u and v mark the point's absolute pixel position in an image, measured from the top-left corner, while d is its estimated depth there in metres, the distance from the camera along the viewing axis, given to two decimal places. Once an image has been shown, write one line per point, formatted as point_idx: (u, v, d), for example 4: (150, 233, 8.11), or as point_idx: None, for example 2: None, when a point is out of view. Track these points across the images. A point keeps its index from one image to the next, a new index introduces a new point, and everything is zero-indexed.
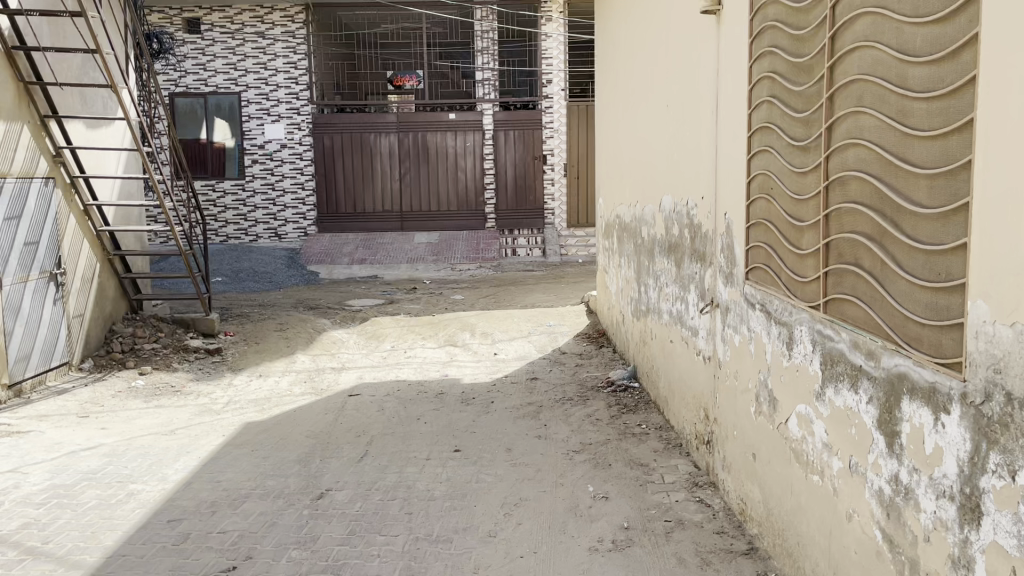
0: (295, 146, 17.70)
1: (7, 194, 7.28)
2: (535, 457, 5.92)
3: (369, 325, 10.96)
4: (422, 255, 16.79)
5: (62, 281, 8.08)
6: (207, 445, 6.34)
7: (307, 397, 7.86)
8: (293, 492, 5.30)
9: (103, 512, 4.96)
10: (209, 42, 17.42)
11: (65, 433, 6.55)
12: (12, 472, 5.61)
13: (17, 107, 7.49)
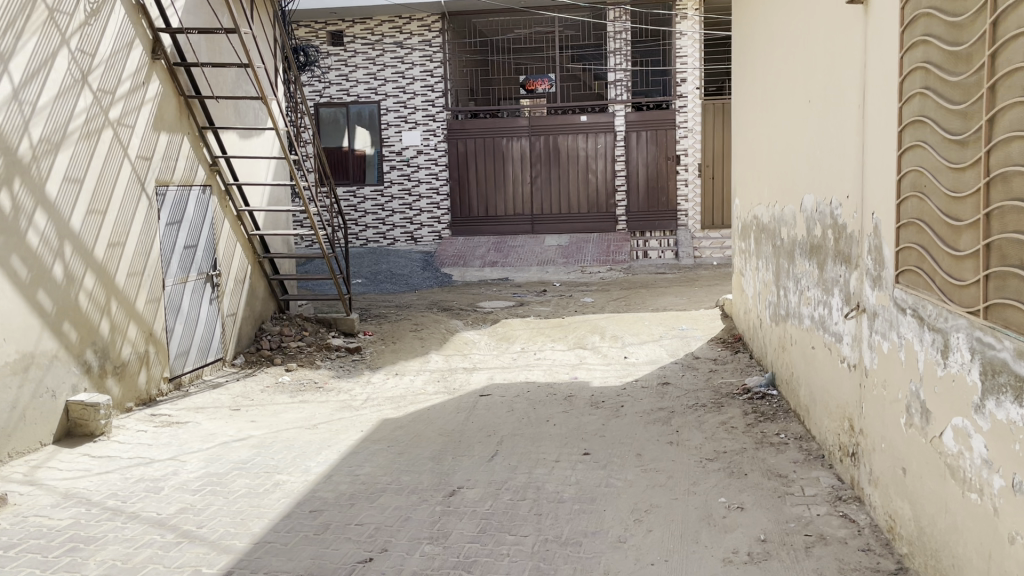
0: (431, 152, 18.19)
1: (170, 200, 7.86)
2: (667, 464, 5.80)
3: (500, 327, 11.09)
4: (553, 257, 16.85)
5: (217, 281, 8.64)
6: (346, 439, 6.61)
7: (439, 396, 8.05)
8: (426, 488, 5.43)
9: (252, 500, 5.26)
10: (351, 54, 18.12)
11: (219, 425, 7.00)
12: (172, 460, 6.05)
13: (178, 120, 8.05)
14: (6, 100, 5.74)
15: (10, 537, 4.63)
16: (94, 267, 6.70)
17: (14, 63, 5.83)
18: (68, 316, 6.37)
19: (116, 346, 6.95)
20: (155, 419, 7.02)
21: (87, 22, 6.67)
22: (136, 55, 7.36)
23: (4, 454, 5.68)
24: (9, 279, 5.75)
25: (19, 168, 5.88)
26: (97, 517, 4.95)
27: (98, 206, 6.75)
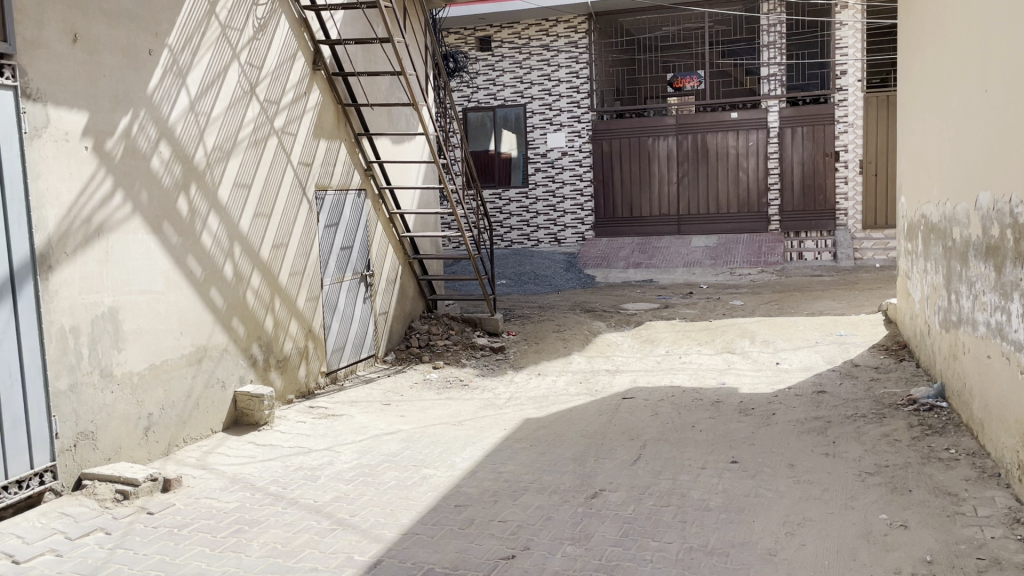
0: (575, 154, 18.21)
1: (328, 204, 8.28)
2: (822, 476, 5.51)
3: (645, 330, 10.94)
4: (700, 259, 16.43)
5: (370, 281, 9.04)
6: (490, 437, 6.73)
7: (582, 397, 8.04)
8: (569, 489, 5.44)
9: (401, 492, 5.45)
10: (498, 58, 18.47)
11: (371, 418, 7.31)
12: (328, 450, 6.38)
13: (336, 127, 8.48)
14: (184, 112, 6.24)
15: (184, 516, 5.02)
16: (260, 266, 7.16)
17: (191, 77, 6.33)
18: (236, 312, 6.84)
19: (279, 341, 7.41)
20: (313, 411, 7.43)
21: (255, 37, 7.14)
22: (298, 67, 7.81)
23: (179, 439, 6.19)
24: (186, 278, 6.26)
25: (195, 174, 6.37)
26: (261, 502, 5.29)
27: (264, 209, 7.21)
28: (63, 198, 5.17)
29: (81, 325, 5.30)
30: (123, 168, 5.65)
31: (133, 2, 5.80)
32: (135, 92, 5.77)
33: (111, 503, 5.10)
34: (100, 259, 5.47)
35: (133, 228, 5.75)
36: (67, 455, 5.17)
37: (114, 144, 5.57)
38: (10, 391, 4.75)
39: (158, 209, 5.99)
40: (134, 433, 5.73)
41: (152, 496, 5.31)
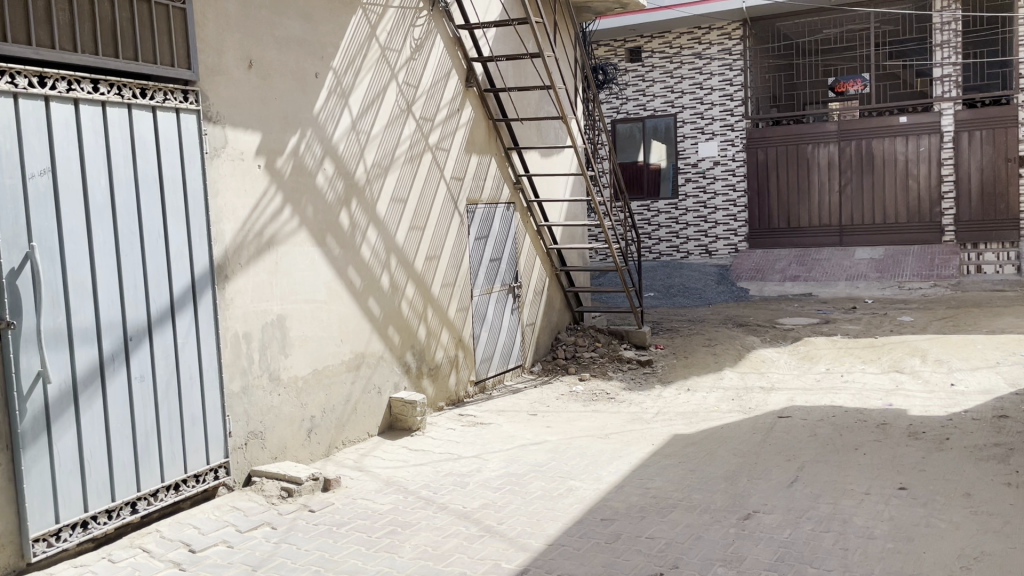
0: (728, 163, 17.71)
1: (478, 217, 8.48)
2: (1004, 508, 5.05)
3: (803, 346, 10.45)
4: (864, 272, 15.52)
5: (518, 293, 9.17)
6: (638, 451, 6.64)
7: (735, 414, 7.78)
8: (720, 509, 5.26)
9: (547, 503, 5.47)
10: (649, 68, 18.32)
11: (518, 428, 7.40)
12: (477, 458, 6.50)
13: (486, 141, 8.68)
14: (346, 130, 6.59)
15: (342, 516, 5.26)
16: (414, 277, 7.43)
17: (354, 97, 6.67)
18: (392, 321, 7.13)
19: (431, 349, 7.65)
20: (462, 418, 7.61)
21: (412, 57, 7.44)
22: (452, 84, 8.07)
23: (339, 441, 6.50)
24: (346, 288, 6.59)
25: (356, 191, 6.71)
26: (413, 505, 5.47)
27: (418, 223, 7.48)
28: (239, 213, 5.58)
29: (253, 331, 5.69)
30: (291, 184, 6.03)
31: (303, 29, 6.18)
32: (303, 113, 6.14)
33: (277, 499, 5.42)
34: (271, 269, 5.86)
35: (300, 241, 6.13)
36: (239, 453, 5.55)
37: (284, 162, 5.96)
38: (191, 390, 5.16)
39: (323, 223, 6.34)
40: (299, 434, 6.08)
41: (313, 495, 5.59)
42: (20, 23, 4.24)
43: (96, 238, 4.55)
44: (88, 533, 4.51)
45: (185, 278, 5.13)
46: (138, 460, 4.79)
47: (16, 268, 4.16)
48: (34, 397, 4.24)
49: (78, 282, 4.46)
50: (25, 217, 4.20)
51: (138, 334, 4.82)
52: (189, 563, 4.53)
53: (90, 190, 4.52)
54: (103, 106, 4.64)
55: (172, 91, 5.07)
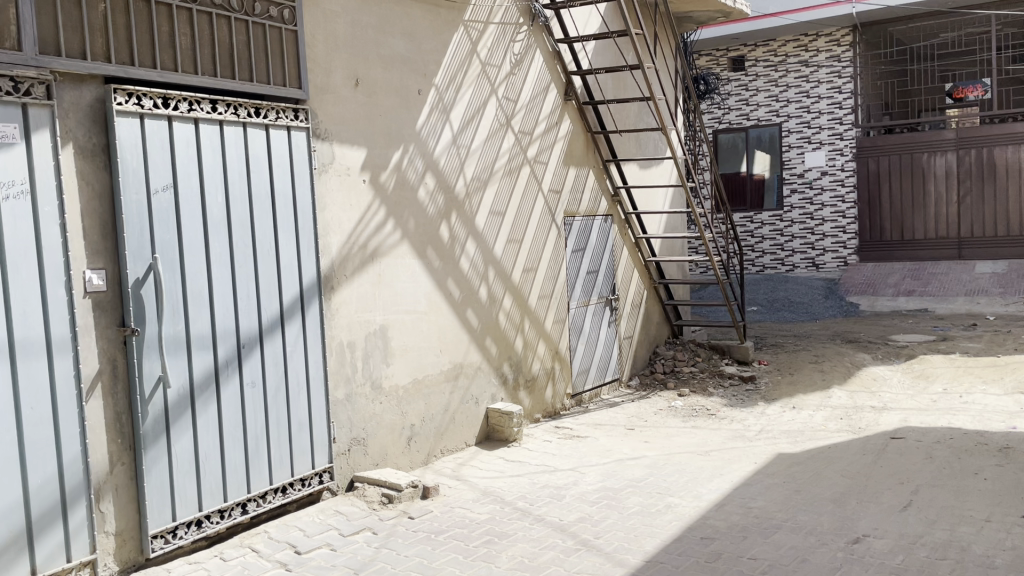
0: (837, 173, 17.09)
1: (576, 229, 8.49)
2: None
3: (917, 364, 9.95)
4: (985, 287, 14.66)
5: (615, 306, 9.11)
6: (739, 469, 6.46)
7: (842, 434, 7.48)
8: (827, 531, 5.06)
9: (645, 519, 5.39)
10: (752, 77, 17.95)
11: (616, 442, 7.33)
12: (573, 471, 6.48)
13: (584, 154, 8.68)
14: (447, 145, 6.72)
15: (440, 523, 5.34)
16: (512, 289, 7.49)
17: (454, 113, 6.80)
18: (490, 333, 7.21)
19: (528, 361, 7.69)
20: (559, 431, 7.60)
21: (512, 72, 7.54)
22: (551, 97, 8.12)
23: (437, 450, 6.61)
24: (446, 299, 6.71)
25: (456, 204, 6.83)
26: (509, 516, 5.49)
27: (516, 235, 7.54)
28: (344, 226, 5.77)
29: (356, 340, 5.87)
30: (394, 198, 6.19)
31: (407, 48, 6.36)
32: (406, 129, 6.31)
33: (378, 505, 5.55)
34: (374, 280, 6.03)
35: (403, 253, 6.28)
36: (342, 459, 5.72)
37: (387, 176, 6.13)
38: (298, 397, 5.35)
39: (424, 235, 6.48)
40: (399, 441, 6.21)
41: (413, 502, 5.69)
42: (146, 49, 4.53)
43: (213, 250, 4.79)
44: (202, 531, 4.73)
45: (294, 289, 5.33)
46: (249, 462, 5.00)
47: (140, 278, 4.42)
48: (155, 401, 4.49)
49: (196, 291, 4.71)
50: (149, 230, 4.47)
51: (250, 342, 5.04)
52: (295, 563, 4.68)
53: (207, 205, 4.77)
54: (220, 125, 4.89)
55: (284, 109, 5.30)
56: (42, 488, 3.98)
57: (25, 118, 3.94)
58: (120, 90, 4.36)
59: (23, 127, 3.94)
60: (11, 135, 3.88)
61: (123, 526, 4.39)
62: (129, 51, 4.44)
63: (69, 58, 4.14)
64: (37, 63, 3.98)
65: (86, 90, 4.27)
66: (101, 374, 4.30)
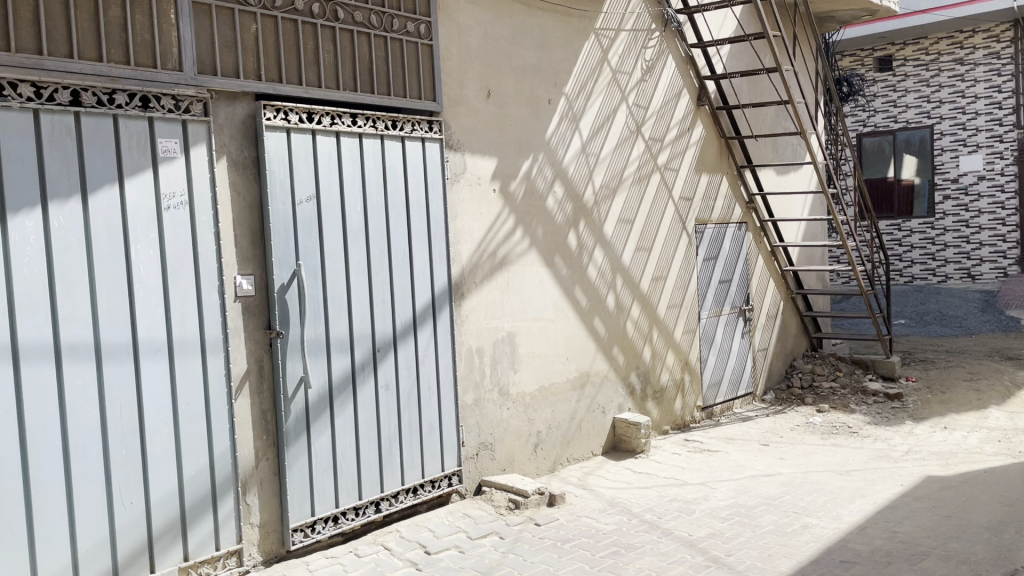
0: (996, 177, 15.90)
1: (708, 237, 8.30)
2: None
3: None
4: None
5: (749, 316, 8.82)
6: (883, 491, 6.10)
7: (1001, 458, 6.92)
8: (982, 561, 4.69)
9: (780, 538, 5.18)
10: (900, 78, 17.02)
11: (748, 458, 7.08)
12: (704, 485, 6.31)
13: (717, 160, 8.47)
14: (577, 153, 6.73)
15: (566, 532, 5.32)
16: (641, 298, 7.40)
17: (584, 121, 6.80)
18: (617, 341, 7.15)
19: (656, 372, 7.58)
20: (688, 444, 7.44)
21: (643, 78, 7.46)
22: (683, 103, 7.99)
23: (563, 458, 6.61)
24: (573, 307, 6.72)
25: (585, 212, 6.82)
26: (637, 528, 5.41)
27: (645, 243, 7.45)
28: (475, 234, 5.89)
29: (485, 346, 5.96)
30: (524, 207, 6.26)
31: (538, 58, 6.42)
32: (536, 138, 6.36)
33: (505, 510, 5.60)
34: (503, 288, 6.11)
35: (531, 261, 6.34)
36: (471, 463, 5.82)
37: (517, 185, 6.20)
38: (429, 401, 5.49)
39: (552, 243, 6.51)
40: (525, 448, 6.26)
41: (539, 509, 5.70)
42: (293, 66, 4.79)
43: (351, 257, 4.99)
44: (338, 527, 4.92)
45: (426, 295, 5.48)
46: (382, 462, 5.17)
47: (285, 284, 4.66)
48: (297, 400, 4.72)
49: (335, 297, 4.92)
50: (294, 238, 4.71)
51: (385, 346, 5.21)
52: (425, 563, 4.78)
53: (346, 213, 4.97)
54: (360, 137, 5.09)
55: (419, 121, 5.46)
56: (195, 479, 4.26)
57: (185, 133, 4.26)
58: (269, 106, 4.63)
59: (183, 142, 4.25)
60: (172, 149, 4.19)
61: (266, 518, 4.63)
62: (277, 69, 4.71)
63: (224, 77, 4.43)
64: (196, 82, 4.28)
65: (238, 107, 4.56)
66: (249, 373, 4.56)
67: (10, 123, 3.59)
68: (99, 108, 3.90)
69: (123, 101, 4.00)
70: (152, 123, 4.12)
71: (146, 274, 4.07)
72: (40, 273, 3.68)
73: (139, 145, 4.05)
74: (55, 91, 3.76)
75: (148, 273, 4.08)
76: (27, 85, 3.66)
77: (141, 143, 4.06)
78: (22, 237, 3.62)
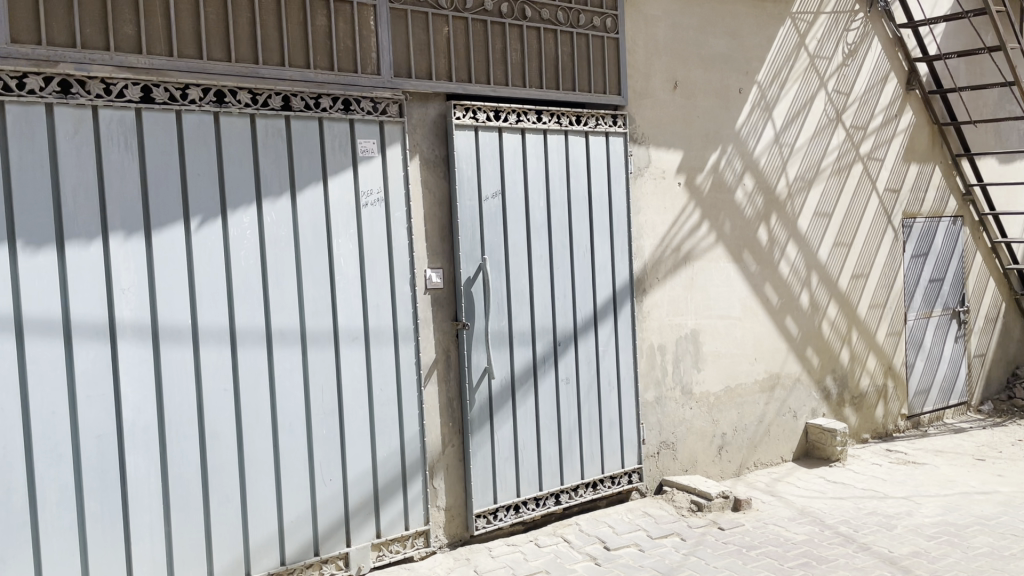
0: None
1: (917, 232, 7.66)
2: None
3: None
4: None
5: (964, 318, 8.04)
6: None
7: None
8: None
9: (995, 562, 4.68)
10: None
11: (959, 472, 6.47)
12: (907, 500, 5.83)
13: (929, 149, 7.80)
14: (770, 143, 6.44)
15: (752, 538, 5.11)
16: (839, 297, 6.97)
17: (778, 110, 6.49)
18: (812, 342, 6.79)
19: (855, 376, 7.11)
20: (890, 454, 6.92)
21: (845, 63, 7.00)
22: (889, 88, 7.42)
23: (750, 462, 6.37)
24: (764, 306, 6.44)
25: (777, 205, 6.51)
26: (830, 540, 5.10)
27: (845, 238, 7.00)
28: (659, 229, 5.80)
29: (668, 344, 5.86)
30: (710, 201, 6.08)
31: (728, 46, 6.20)
32: (726, 129, 6.15)
33: (687, 511, 5.47)
34: (687, 285, 5.98)
35: (718, 257, 6.14)
36: (652, 461, 5.75)
37: (704, 178, 6.04)
38: (609, 396, 5.46)
39: (741, 239, 6.27)
40: (709, 449, 6.09)
41: (723, 513, 5.51)
42: (482, 66, 4.93)
43: (534, 252, 5.07)
44: (519, 516, 5.02)
45: (608, 290, 5.45)
46: (562, 454, 5.21)
47: (471, 277, 4.81)
48: (481, 389, 4.85)
49: (518, 291, 5.01)
50: (480, 233, 4.85)
51: (566, 340, 5.24)
52: (604, 559, 4.77)
53: (530, 209, 5.05)
54: (544, 134, 5.15)
55: (604, 116, 5.45)
56: (387, 460, 4.50)
57: (382, 134, 4.50)
58: (459, 105, 4.79)
59: (380, 142, 4.49)
60: (370, 149, 4.44)
61: (451, 503, 4.81)
62: (467, 69, 4.86)
63: (417, 79, 4.64)
64: (392, 85, 4.52)
65: (431, 107, 4.75)
66: (437, 362, 4.76)
67: (230, 127, 3.95)
68: (306, 112, 4.21)
69: (327, 104, 4.29)
70: (353, 125, 4.38)
71: (346, 267, 4.34)
72: (254, 265, 4.03)
73: (341, 145, 4.33)
74: (269, 97, 4.09)
75: (348, 266, 4.35)
76: (246, 92, 4.01)
77: (343, 144, 4.33)
78: (239, 232, 3.98)
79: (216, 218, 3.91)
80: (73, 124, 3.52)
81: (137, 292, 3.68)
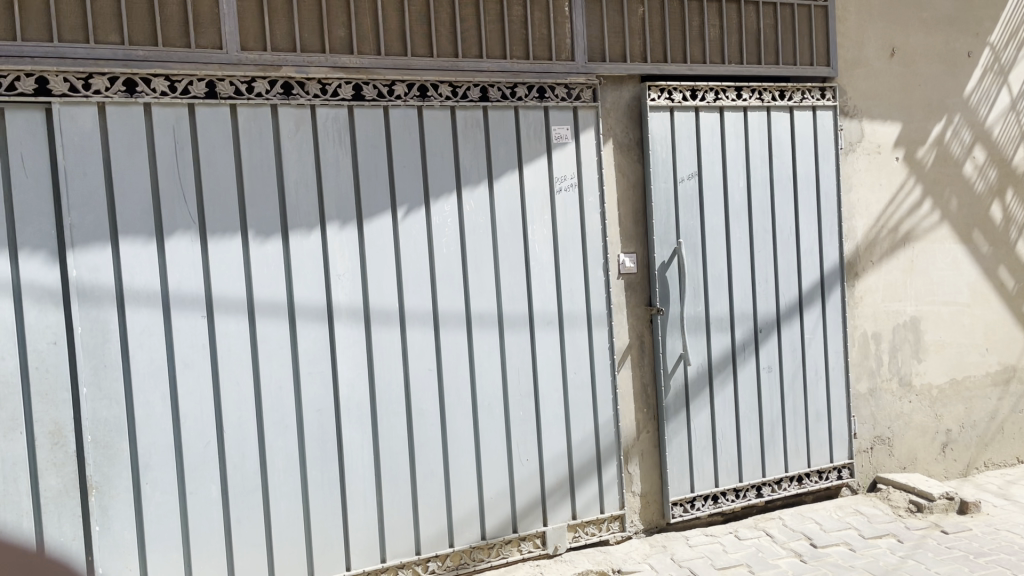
0: None
1: None
2: None
3: None
4: None
5: None
6: None
7: None
8: None
9: None
10: None
11: None
12: None
13: None
14: (1005, 110, 5.78)
15: (981, 545, 4.65)
16: None
17: (1016, 73, 5.80)
18: None
19: None
20: None
21: None
22: None
23: (980, 462, 5.80)
24: (997, 290, 5.82)
25: (1014, 178, 5.84)
26: None
27: None
28: (873, 208, 5.40)
29: (883, 332, 5.45)
30: (934, 176, 5.57)
31: (956, 6, 5.62)
32: (951, 97, 5.60)
33: (905, 512, 5.08)
34: (905, 268, 5.52)
35: (942, 237, 5.62)
36: (865, 456, 5.39)
37: (926, 151, 5.54)
38: (816, 385, 5.17)
39: (970, 217, 5.70)
40: (932, 445, 5.62)
41: (948, 515, 5.06)
42: (678, 45, 4.81)
43: (733, 234, 4.89)
44: (717, 507, 4.90)
45: (815, 274, 5.16)
46: (764, 445, 5.01)
47: (666, 261, 4.73)
48: (677, 375, 4.76)
49: (716, 275, 4.86)
50: (675, 216, 4.75)
51: (768, 326, 5.02)
52: (811, 556, 4.53)
53: (729, 190, 4.88)
54: (744, 112, 4.94)
55: (810, 89, 5.14)
56: (583, 443, 4.54)
57: (575, 119, 4.52)
58: (654, 87, 4.71)
59: (574, 128, 4.51)
60: (565, 135, 4.48)
61: (647, 489, 4.78)
62: (662, 50, 4.77)
63: (612, 63, 4.61)
64: (586, 70, 4.52)
65: (625, 90, 4.71)
66: (631, 347, 4.73)
67: (432, 120, 4.14)
68: (503, 101, 4.32)
69: (523, 94, 4.37)
70: (547, 112, 4.44)
71: (541, 252, 4.42)
72: (455, 252, 4.20)
73: (536, 132, 4.40)
74: (468, 89, 4.24)
75: (543, 252, 4.43)
76: (446, 85, 4.19)
77: (538, 131, 4.41)
78: (441, 220, 4.17)
79: (421, 207, 4.12)
80: (296, 122, 3.84)
81: (351, 277, 3.96)
